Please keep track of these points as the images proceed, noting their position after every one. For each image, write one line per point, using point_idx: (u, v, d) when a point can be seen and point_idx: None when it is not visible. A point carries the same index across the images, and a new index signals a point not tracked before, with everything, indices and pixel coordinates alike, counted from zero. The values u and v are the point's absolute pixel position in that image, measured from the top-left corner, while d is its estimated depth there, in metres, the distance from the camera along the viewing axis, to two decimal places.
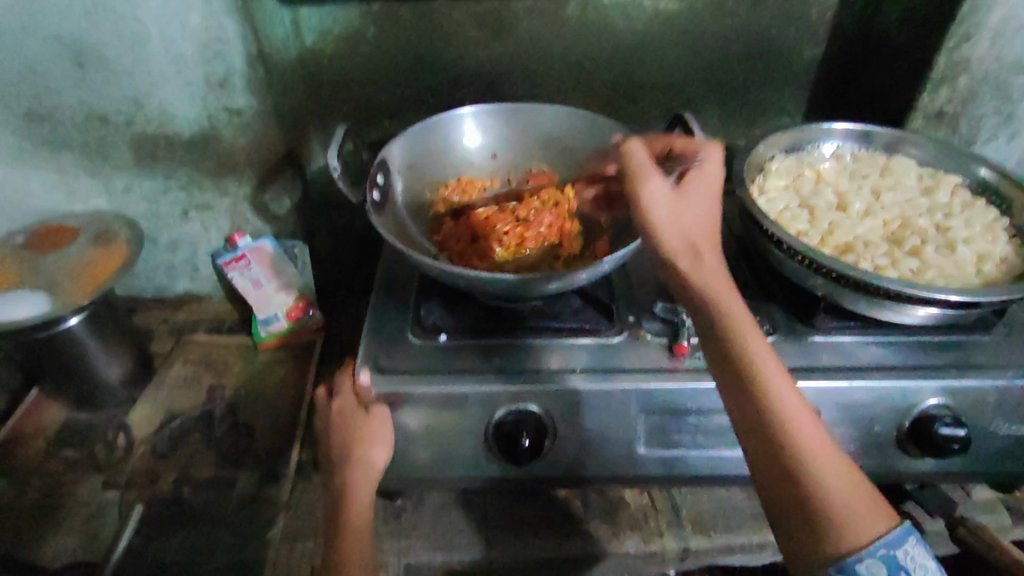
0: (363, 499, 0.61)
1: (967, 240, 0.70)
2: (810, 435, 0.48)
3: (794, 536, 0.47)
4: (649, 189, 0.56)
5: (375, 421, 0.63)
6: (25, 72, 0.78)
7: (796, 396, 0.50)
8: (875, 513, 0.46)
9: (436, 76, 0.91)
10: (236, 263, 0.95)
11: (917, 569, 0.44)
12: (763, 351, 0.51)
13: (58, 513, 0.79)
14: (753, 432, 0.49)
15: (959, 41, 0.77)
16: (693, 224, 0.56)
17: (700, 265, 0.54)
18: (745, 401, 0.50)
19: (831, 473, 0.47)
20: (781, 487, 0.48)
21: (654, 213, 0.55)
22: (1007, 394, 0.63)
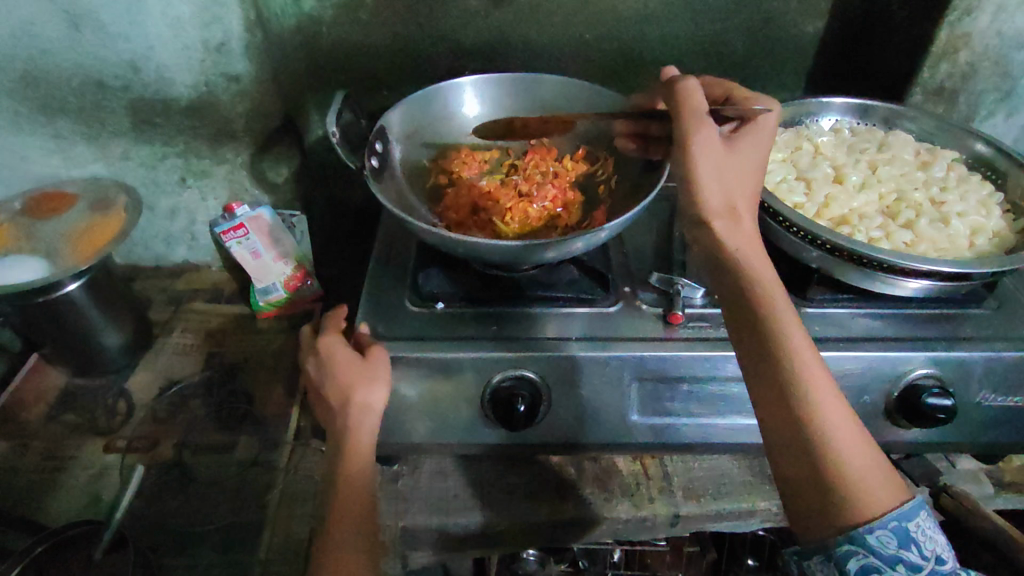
0: (363, 443, 0.60)
1: (960, 213, 0.71)
2: (828, 402, 0.48)
3: (804, 503, 0.47)
4: (701, 140, 0.58)
5: (372, 363, 0.62)
6: (21, 33, 0.78)
7: (818, 365, 0.50)
8: (888, 485, 0.46)
9: (436, 44, 0.90)
10: (234, 232, 0.93)
11: (927, 541, 0.44)
12: (787, 316, 0.52)
13: (60, 474, 0.80)
14: (769, 395, 0.49)
15: (961, 15, 0.77)
16: (735, 186, 0.58)
17: (736, 227, 0.57)
18: (765, 364, 0.50)
19: (847, 442, 0.47)
20: (793, 452, 0.47)
21: (702, 166, 0.57)
22: (995, 365, 0.64)
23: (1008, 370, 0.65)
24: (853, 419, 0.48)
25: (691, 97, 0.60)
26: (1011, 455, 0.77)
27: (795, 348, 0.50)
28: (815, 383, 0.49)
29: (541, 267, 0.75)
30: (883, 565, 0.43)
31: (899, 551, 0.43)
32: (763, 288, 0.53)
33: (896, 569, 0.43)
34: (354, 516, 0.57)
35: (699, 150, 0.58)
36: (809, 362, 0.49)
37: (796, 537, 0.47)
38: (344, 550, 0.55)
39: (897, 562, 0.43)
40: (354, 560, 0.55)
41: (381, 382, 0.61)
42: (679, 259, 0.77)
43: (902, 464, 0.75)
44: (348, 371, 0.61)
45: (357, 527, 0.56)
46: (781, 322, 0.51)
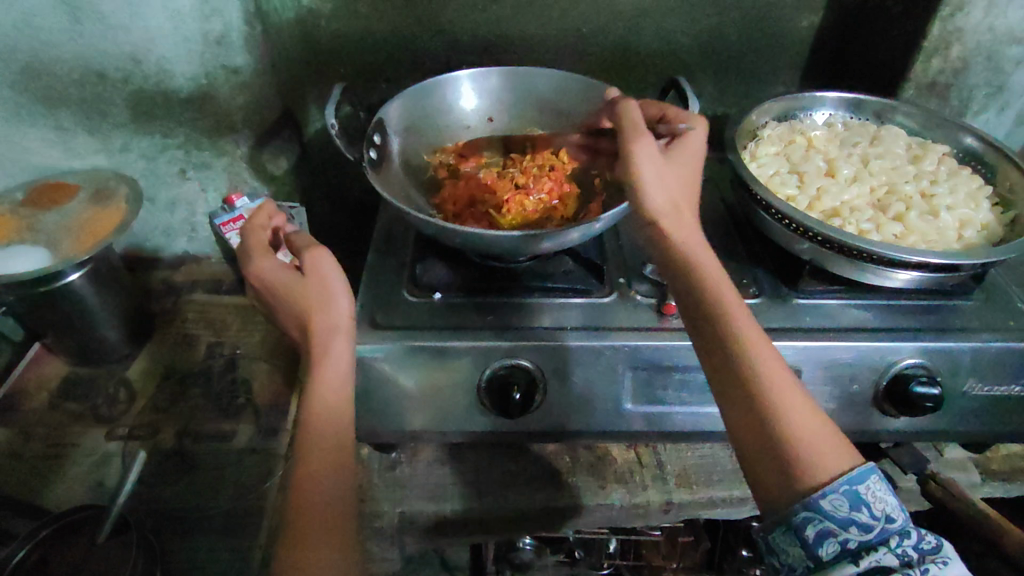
0: (329, 363, 0.57)
1: (950, 207, 0.72)
2: (776, 377, 0.49)
3: (762, 478, 0.48)
4: (641, 143, 0.59)
5: (319, 282, 0.59)
6: (22, 25, 0.78)
7: (764, 344, 0.51)
8: (839, 452, 0.47)
9: (435, 38, 0.91)
10: (234, 224, 0.92)
11: (877, 501, 0.45)
12: (732, 299, 0.53)
13: (63, 460, 0.81)
14: (721, 377, 0.51)
15: (953, 11, 0.78)
16: (676, 187, 0.59)
17: (680, 224, 0.58)
18: (715, 347, 0.52)
19: (797, 415, 0.48)
20: (748, 429, 0.49)
21: (643, 167, 0.58)
22: (981, 355, 0.66)
23: (996, 360, 0.66)
24: (803, 394, 0.49)
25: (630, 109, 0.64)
26: (998, 444, 0.78)
27: (740, 329, 0.52)
28: (762, 361, 0.50)
29: (537, 259, 0.76)
30: (836, 528, 0.44)
31: (851, 513, 0.44)
32: (709, 275, 0.54)
33: (849, 530, 0.44)
34: (325, 449, 0.53)
35: (639, 153, 0.59)
36: (756, 341, 0.51)
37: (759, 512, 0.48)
38: (317, 485, 0.51)
39: (849, 523, 0.44)
40: (326, 497, 0.51)
41: (343, 303, 0.60)
42: None
43: (891, 452, 0.76)
44: (300, 291, 0.59)
45: (335, 447, 0.54)
46: (728, 306, 0.53)
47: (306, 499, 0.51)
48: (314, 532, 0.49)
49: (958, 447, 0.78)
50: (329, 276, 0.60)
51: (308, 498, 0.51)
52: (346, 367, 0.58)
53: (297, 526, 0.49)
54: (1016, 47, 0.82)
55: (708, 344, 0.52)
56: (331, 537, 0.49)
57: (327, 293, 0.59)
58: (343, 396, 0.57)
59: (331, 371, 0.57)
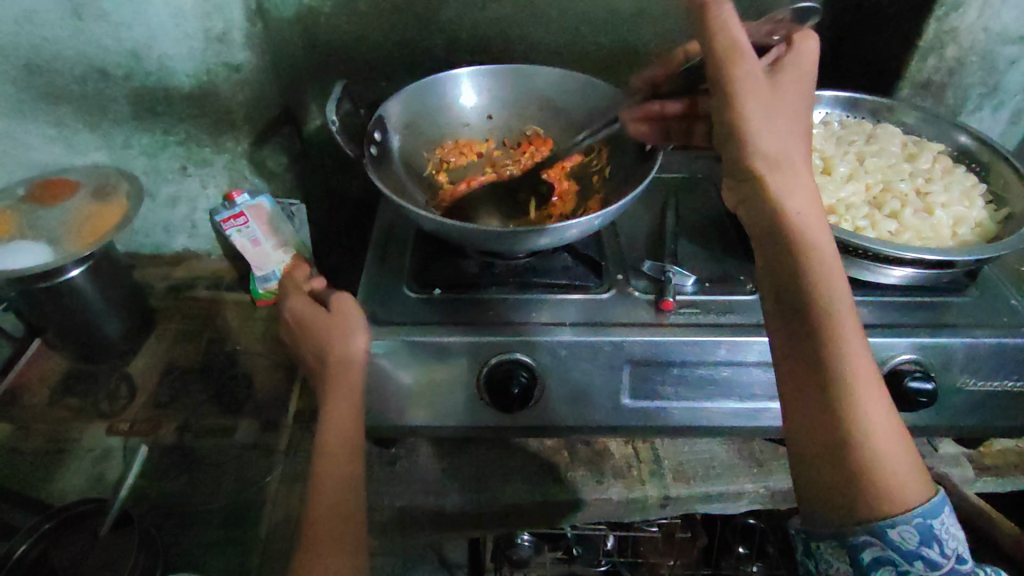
0: (343, 405, 0.61)
1: (944, 204, 0.73)
2: (868, 391, 0.45)
3: (822, 487, 0.46)
4: (748, 80, 0.51)
5: (339, 326, 0.64)
6: (25, 22, 0.79)
7: (863, 350, 0.46)
8: (915, 477, 0.44)
9: (434, 36, 0.92)
10: (235, 220, 0.94)
11: (949, 540, 0.44)
12: (836, 291, 0.47)
13: (65, 455, 0.82)
14: (806, 375, 0.47)
15: (948, 10, 0.79)
16: (785, 138, 0.52)
17: (790, 186, 0.51)
18: (804, 341, 0.47)
19: (881, 432, 0.45)
20: (823, 437, 0.45)
21: (748, 112, 0.51)
22: (974, 351, 0.66)
23: (990, 356, 0.66)
24: (890, 406, 0.46)
25: (731, 26, 0.51)
26: (991, 439, 0.79)
27: (843, 332, 0.46)
28: (854, 366, 0.46)
29: (536, 255, 0.77)
30: (899, 560, 0.43)
31: (919, 548, 0.43)
32: (816, 258, 0.48)
33: (913, 565, 0.43)
34: (336, 475, 0.58)
35: (743, 91, 0.51)
36: (854, 346, 0.46)
37: (804, 519, 0.47)
38: (329, 508, 0.57)
39: (916, 558, 0.43)
40: (349, 517, 0.57)
41: (360, 342, 0.63)
42: (671, 248, 0.79)
43: None
44: (324, 334, 0.64)
45: (345, 484, 0.58)
46: (831, 299, 0.47)
47: (319, 517, 0.56)
48: (328, 547, 0.55)
49: (948, 441, 0.79)
50: (349, 318, 0.64)
51: (319, 519, 0.56)
52: (354, 400, 0.62)
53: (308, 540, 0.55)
54: (1010, 47, 0.82)
55: (801, 340, 0.47)
56: (338, 553, 0.55)
57: (348, 331, 0.64)
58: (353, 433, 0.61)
59: (342, 407, 0.61)
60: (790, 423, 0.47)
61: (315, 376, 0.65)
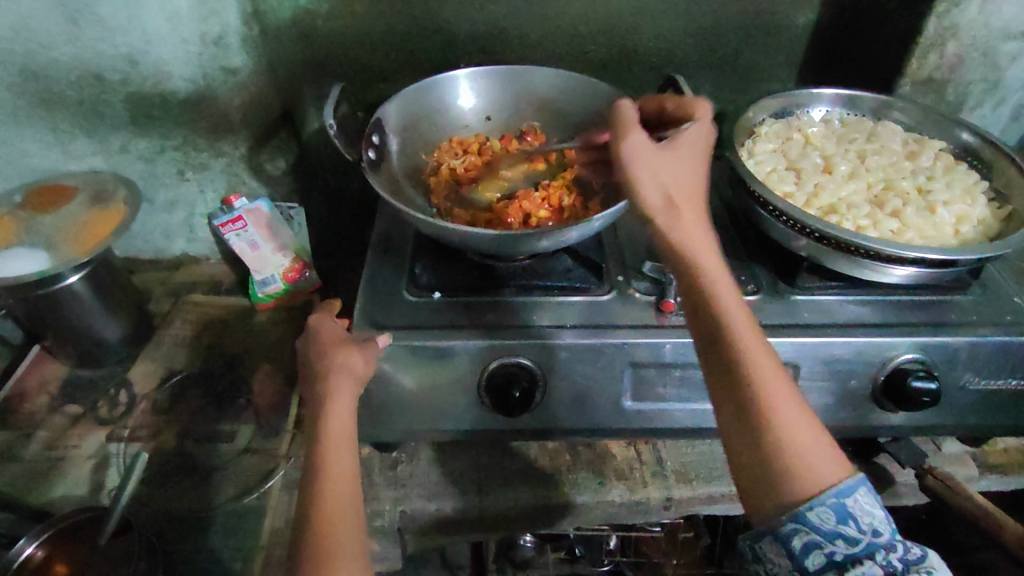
0: (344, 426, 0.58)
1: (946, 202, 0.72)
2: (771, 385, 0.48)
3: (751, 487, 0.47)
4: (634, 143, 0.56)
5: (352, 350, 0.62)
6: (19, 28, 0.79)
7: (763, 352, 0.50)
8: (830, 463, 0.46)
9: (431, 38, 0.91)
10: (233, 225, 0.96)
11: (864, 515, 0.44)
12: (732, 300, 0.52)
13: (63, 464, 0.81)
14: (720, 384, 0.50)
15: (948, 7, 0.78)
16: (673, 181, 0.56)
17: (678, 220, 0.54)
18: (712, 349, 0.51)
19: (790, 424, 0.47)
20: (744, 440, 0.48)
21: (636, 166, 0.55)
22: (978, 350, 0.66)
23: (993, 355, 0.66)
24: (798, 402, 0.48)
25: (624, 109, 0.59)
26: (995, 438, 0.79)
27: (740, 338, 0.50)
28: (761, 369, 0.49)
29: (536, 257, 0.76)
30: (822, 541, 0.44)
31: (838, 526, 0.44)
32: (712, 281, 0.52)
33: (835, 544, 0.44)
34: (342, 473, 0.55)
35: (631, 152, 0.56)
36: (752, 349, 0.50)
37: (747, 519, 0.48)
38: (342, 505, 0.54)
39: (837, 536, 0.44)
40: (347, 542, 0.52)
41: (360, 364, 0.61)
42: None
43: (889, 447, 0.75)
44: (334, 354, 0.62)
45: (349, 507, 0.54)
46: (731, 312, 0.51)
47: (333, 513, 0.53)
48: (348, 551, 0.51)
49: (954, 440, 0.79)
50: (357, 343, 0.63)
51: (335, 517, 0.53)
52: (352, 416, 0.59)
53: (322, 539, 0.51)
54: (1011, 43, 0.82)
55: (709, 349, 0.51)
56: (356, 549, 0.52)
57: (351, 342, 0.63)
58: (350, 454, 0.57)
59: (343, 406, 0.59)
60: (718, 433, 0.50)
61: (308, 395, 0.62)
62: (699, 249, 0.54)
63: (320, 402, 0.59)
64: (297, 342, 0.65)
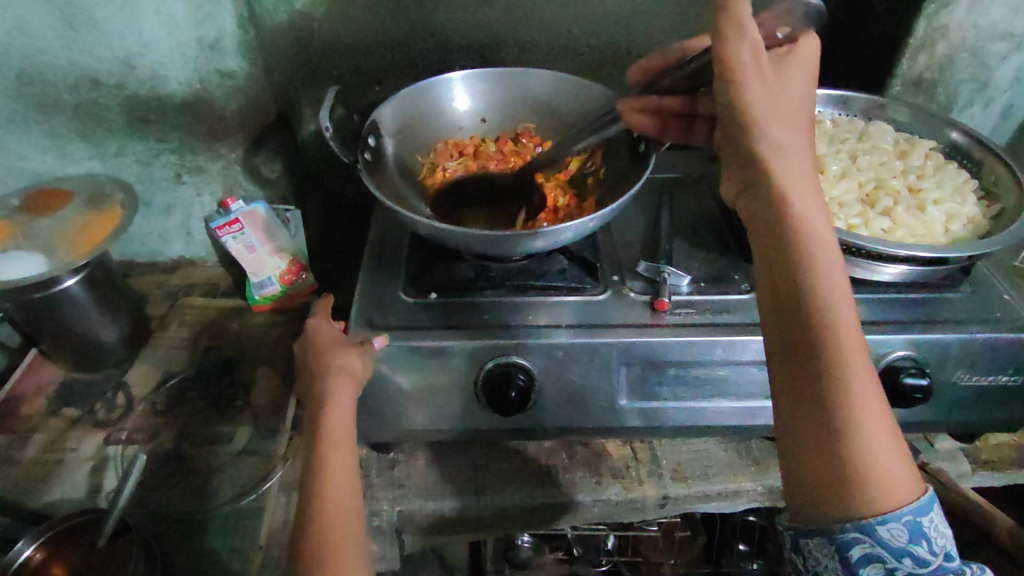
0: (342, 426, 0.59)
1: (936, 201, 0.73)
2: (865, 390, 0.44)
3: (814, 492, 0.45)
4: (757, 62, 0.48)
5: (348, 352, 0.62)
6: (16, 32, 0.80)
7: (861, 352, 0.45)
8: (908, 477, 0.44)
9: (426, 41, 0.92)
10: (229, 227, 0.96)
11: (937, 537, 0.44)
12: (837, 287, 0.46)
13: (61, 466, 0.81)
14: (806, 378, 0.45)
15: (937, 8, 0.79)
16: (788, 126, 0.50)
17: (789, 177, 0.49)
18: (802, 339, 0.45)
19: (877, 435, 0.44)
20: (820, 442, 0.44)
21: (753, 96, 0.48)
22: (969, 347, 0.66)
23: (984, 351, 0.67)
24: (885, 410, 0.45)
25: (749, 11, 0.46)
26: (987, 434, 0.79)
27: (843, 334, 0.45)
28: (856, 370, 0.44)
29: (532, 258, 0.77)
30: (888, 556, 0.44)
31: (909, 545, 0.43)
32: (816, 263, 0.46)
33: (900, 561, 0.44)
34: (343, 471, 0.56)
35: (752, 89, 0.48)
36: (852, 348, 0.45)
37: (800, 515, 0.46)
38: (342, 503, 0.54)
39: (905, 554, 0.43)
40: (349, 543, 0.53)
41: (357, 365, 0.62)
42: (665, 249, 0.79)
43: None
44: (332, 355, 0.62)
45: (349, 508, 0.54)
46: (835, 303, 0.45)
47: (334, 512, 0.54)
48: (348, 551, 0.52)
49: (946, 436, 0.79)
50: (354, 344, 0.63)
51: (336, 517, 0.53)
52: (350, 417, 0.60)
53: (324, 538, 0.52)
54: (999, 44, 0.83)
55: (800, 338, 0.46)
56: (357, 547, 0.53)
57: (347, 343, 0.64)
58: (348, 455, 0.57)
59: (343, 405, 0.60)
60: (789, 426, 0.46)
61: (306, 398, 0.62)
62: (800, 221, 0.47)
63: (320, 401, 0.60)
64: (295, 345, 0.66)
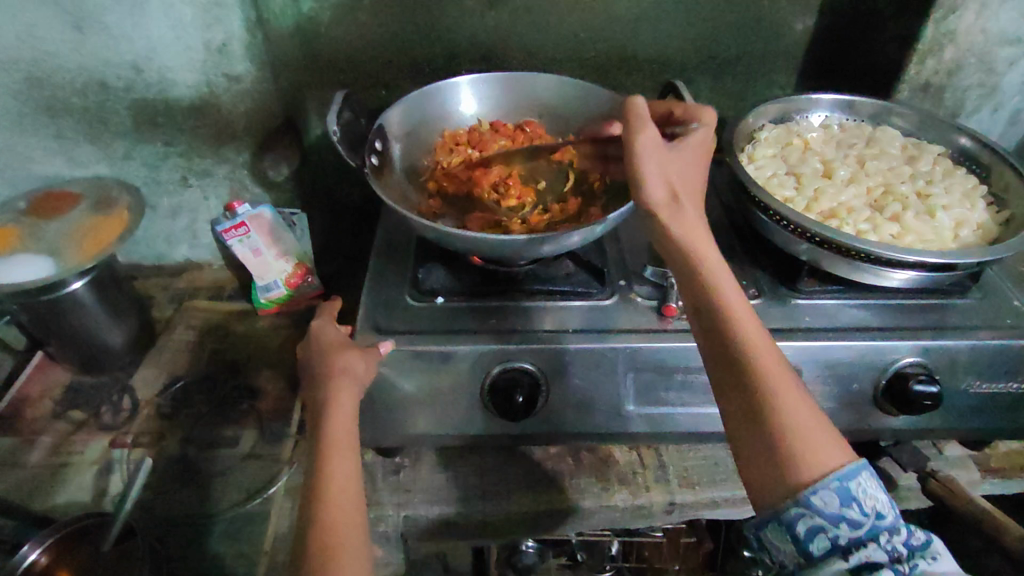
0: (344, 430, 0.58)
1: (945, 206, 0.73)
2: (768, 369, 0.48)
3: (755, 475, 0.47)
4: (646, 139, 0.55)
5: (350, 355, 0.62)
6: (26, 36, 0.80)
7: (763, 339, 0.50)
8: (832, 448, 0.46)
9: (433, 45, 0.92)
10: (235, 231, 0.96)
11: (868, 499, 0.44)
12: (730, 287, 0.52)
13: (67, 470, 0.81)
14: (718, 369, 0.50)
15: (945, 13, 0.80)
16: (677, 176, 0.56)
17: (678, 216, 0.54)
18: (711, 336, 0.51)
19: (788, 407, 0.47)
20: (742, 424, 0.48)
21: (644, 159, 0.55)
22: (980, 353, 0.66)
23: (994, 358, 0.66)
24: (797, 388, 0.48)
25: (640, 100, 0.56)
26: (997, 441, 0.79)
27: (739, 324, 0.51)
28: (758, 354, 0.49)
29: (538, 262, 0.77)
30: (827, 525, 0.44)
31: (842, 509, 0.44)
32: (709, 270, 0.53)
33: (840, 528, 0.44)
34: (345, 475, 0.56)
35: (642, 150, 0.55)
36: (753, 336, 0.50)
37: (751, 503, 0.48)
38: (344, 508, 0.54)
39: (841, 520, 0.44)
40: (351, 547, 0.52)
41: (360, 367, 0.61)
42: None
43: (891, 451, 0.76)
44: (336, 358, 0.62)
45: (350, 513, 0.54)
46: (729, 300, 0.51)
47: (338, 515, 0.53)
48: (350, 554, 0.51)
49: (955, 444, 0.79)
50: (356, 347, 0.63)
51: (338, 520, 0.53)
52: (352, 420, 0.60)
53: (327, 542, 0.52)
54: (1008, 49, 0.83)
55: (707, 337, 0.52)
56: (361, 552, 0.52)
57: (350, 346, 0.63)
58: (350, 458, 0.57)
59: (345, 408, 0.59)
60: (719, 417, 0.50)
61: (309, 401, 0.62)
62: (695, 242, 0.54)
63: (322, 405, 0.59)
64: (298, 349, 0.66)
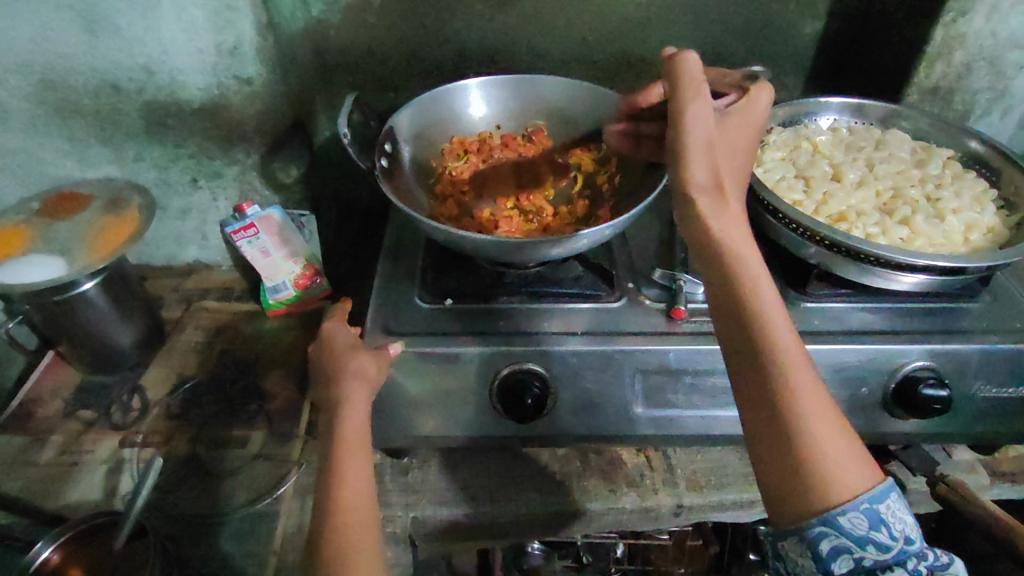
0: (357, 431, 0.59)
1: (955, 210, 0.73)
2: (804, 387, 0.47)
3: (778, 491, 0.47)
4: (696, 109, 0.52)
5: (362, 356, 0.62)
6: (39, 39, 0.81)
7: (799, 355, 0.48)
8: (859, 467, 0.46)
9: (442, 48, 0.92)
10: (245, 232, 0.97)
11: (896, 522, 0.46)
12: (769, 299, 0.50)
13: (77, 469, 0.82)
14: (750, 383, 0.49)
15: (956, 16, 0.79)
16: (724, 160, 0.53)
17: (720, 209, 0.52)
18: (744, 349, 0.49)
19: (821, 429, 0.46)
20: (772, 442, 0.47)
21: (692, 132, 0.52)
22: (989, 357, 0.66)
23: (1004, 363, 0.66)
24: (830, 407, 0.48)
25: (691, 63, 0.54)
26: (1006, 446, 0.78)
27: (777, 338, 0.49)
28: (794, 371, 0.48)
29: (547, 264, 0.77)
30: (852, 546, 0.45)
31: (870, 532, 0.45)
32: (749, 279, 0.50)
33: (865, 548, 0.45)
34: (359, 476, 0.56)
35: (691, 122, 0.52)
36: (790, 352, 0.48)
37: (770, 515, 0.48)
38: (357, 508, 0.54)
39: (868, 541, 0.45)
40: (364, 549, 0.52)
41: (372, 369, 0.61)
42: (681, 256, 0.79)
43: (900, 455, 0.75)
44: (347, 359, 0.62)
45: (364, 514, 0.54)
46: (766, 313, 0.49)
47: (351, 516, 0.54)
48: (363, 556, 0.52)
49: (965, 448, 0.78)
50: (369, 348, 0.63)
51: (352, 522, 0.53)
52: (365, 421, 0.60)
53: (342, 544, 0.52)
54: (1018, 52, 0.82)
55: (741, 348, 0.50)
56: (373, 553, 0.53)
57: (361, 347, 0.64)
58: (363, 460, 0.57)
59: (358, 410, 0.59)
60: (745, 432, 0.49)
61: (321, 402, 0.62)
62: (735, 243, 0.51)
63: (335, 406, 0.59)
64: (311, 348, 0.66)
